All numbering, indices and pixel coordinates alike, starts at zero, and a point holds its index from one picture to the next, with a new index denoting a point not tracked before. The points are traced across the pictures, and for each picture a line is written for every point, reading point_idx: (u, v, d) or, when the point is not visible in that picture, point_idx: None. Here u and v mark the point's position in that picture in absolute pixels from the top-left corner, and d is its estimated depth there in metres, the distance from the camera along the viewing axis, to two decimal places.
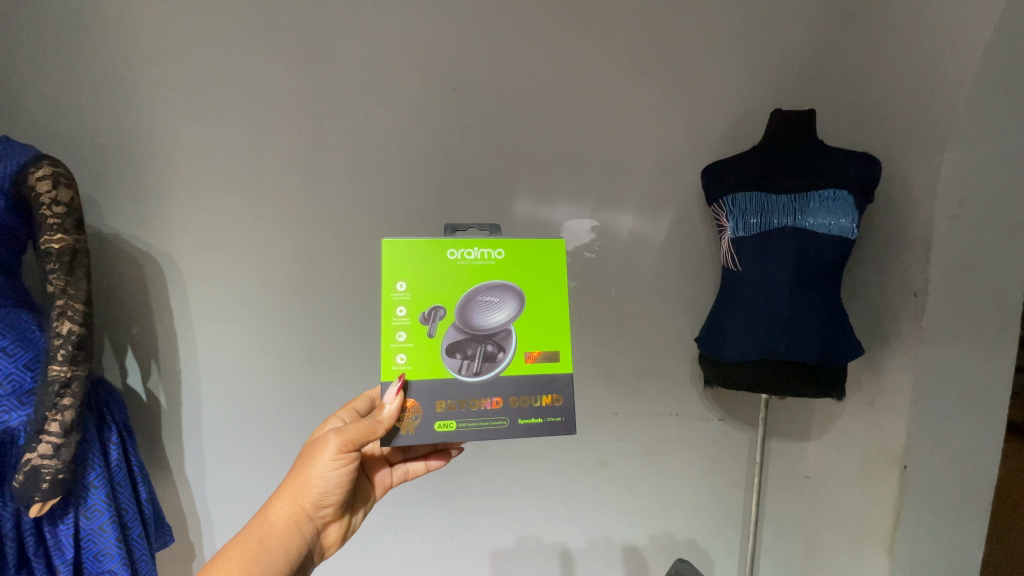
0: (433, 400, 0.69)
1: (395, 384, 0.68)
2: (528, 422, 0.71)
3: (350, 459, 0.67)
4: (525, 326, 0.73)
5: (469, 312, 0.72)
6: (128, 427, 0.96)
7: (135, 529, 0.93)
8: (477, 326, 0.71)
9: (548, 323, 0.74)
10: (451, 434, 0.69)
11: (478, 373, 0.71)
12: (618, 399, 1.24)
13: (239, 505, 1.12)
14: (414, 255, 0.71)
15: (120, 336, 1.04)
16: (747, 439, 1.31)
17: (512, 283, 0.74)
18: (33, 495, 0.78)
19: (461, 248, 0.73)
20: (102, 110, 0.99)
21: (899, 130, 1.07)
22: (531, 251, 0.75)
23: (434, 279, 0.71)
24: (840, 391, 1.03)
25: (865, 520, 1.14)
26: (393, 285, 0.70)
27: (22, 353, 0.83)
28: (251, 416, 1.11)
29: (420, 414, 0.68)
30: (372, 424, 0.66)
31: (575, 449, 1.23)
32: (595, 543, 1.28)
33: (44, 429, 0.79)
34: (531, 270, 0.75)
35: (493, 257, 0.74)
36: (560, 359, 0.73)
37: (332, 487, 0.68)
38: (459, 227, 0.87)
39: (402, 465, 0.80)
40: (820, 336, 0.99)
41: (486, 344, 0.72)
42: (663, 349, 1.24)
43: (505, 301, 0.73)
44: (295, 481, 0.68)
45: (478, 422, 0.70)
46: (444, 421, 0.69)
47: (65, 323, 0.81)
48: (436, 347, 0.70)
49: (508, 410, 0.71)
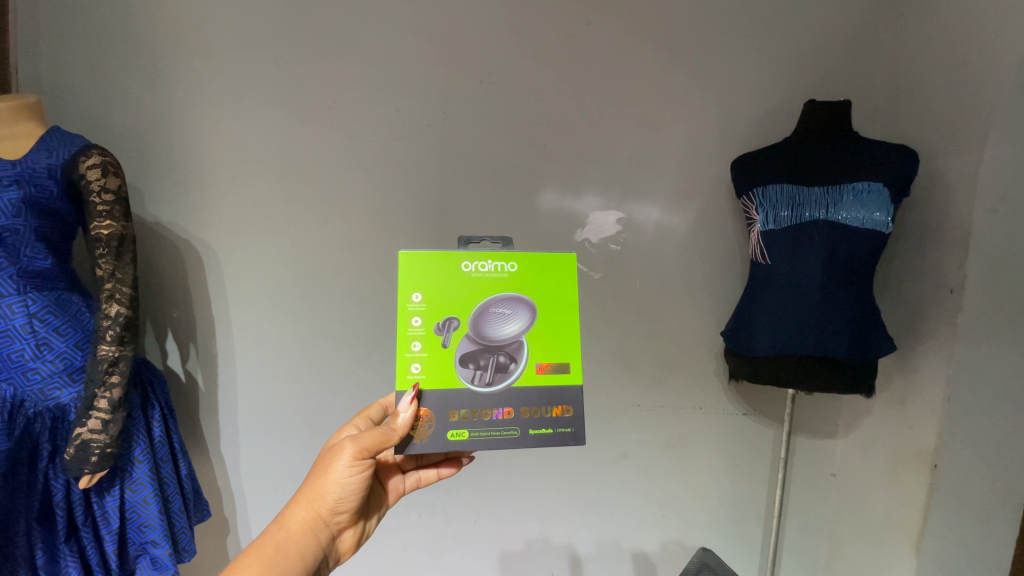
0: (445, 410, 0.70)
1: (408, 394, 0.69)
2: (538, 432, 0.72)
3: (365, 466, 0.69)
4: (535, 338, 0.74)
5: (481, 323, 0.73)
6: (169, 407, 1.00)
7: (175, 503, 0.98)
8: (490, 337, 0.73)
9: (559, 336, 0.75)
10: (464, 443, 0.70)
11: (494, 380, 0.72)
12: (641, 392, 1.24)
13: (271, 484, 1.17)
14: (428, 266, 0.73)
15: (162, 319, 1.08)
16: (771, 435, 1.30)
17: (521, 293, 0.74)
18: (82, 467, 0.82)
19: (475, 260, 0.74)
20: (146, 102, 1.02)
21: (938, 124, 1.04)
22: (542, 266, 0.75)
23: (447, 292, 0.73)
24: (869, 388, 1.01)
25: (891, 520, 1.12)
26: (408, 296, 0.71)
27: (73, 333, 0.87)
28: (280, 403, 1.14)
29: (433, 422, 0.70)
30: (387, 431, 0.67)
31: (597, 440, 1.24)
32: (603, 547, 1.30)
33: (94, 405, 0.83)
34: (543, 282, 0.76)
35: (507, 270, 0.75)
36: (569, 372, 0.74)
37: (347, 493, 0.69)
38: (472, 240, 0.85)
39: (414, 473, 0.81)
40: (850, 330, 0.97)
41: (499, 356, 0.73)
42: (688, 342, 1.24)
43: (515, 309, 0.74)
44: (311, 487, 0.69)
45: (491, 432, 0.71)
46: (458, 431, 0.70)
47: (113, 305, 0.86)
48: (449, 358, 0.71)
49: (519, 420, 0.72)
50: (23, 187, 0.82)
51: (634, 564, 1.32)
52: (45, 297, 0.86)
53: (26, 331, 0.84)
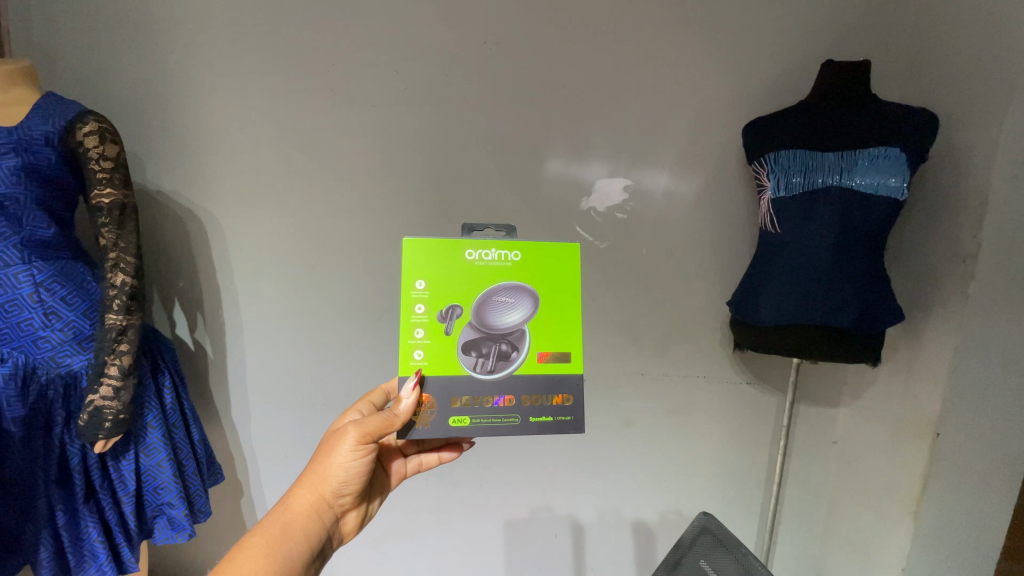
0: (447, 396, 0.71)
1: (411, 379, 0.69)
2: (538, 419, 0.72)
3: (368, 450, 0.70)
4: (538, 327, 0.74)
5: (484, 312, 0.72)
6: (180, 374, 1.01)
7: (189, 467, 1.00)
8: (492, 326, 0.72)
9: (561, 325, 0.74)
10: (467, 429, 0.71)
11: (499, 367, 0.72)
12: (645, 361, 1.25)
13: (281, 450, 1.19)
14: (432, 253, 0.72)
15: (167, 289, 1.09)
16: (774, 404, 1.30)
17: (523, 281, 0.74)
18: (96, 433, 0.84)
19: (479, 248, 0.73)
20: (140, 65, 1.00)
21: (959, 86, 1.00)
22: (546, 256, 0.75)
23: (451, 279, 0.72)
24: (874, 357, 1.01)
25: (891, 488, 1.14)
26: (412, 283, 0.71)
27: (79, 303, 0.88)
28: (287, 372, 1.16)
29: (435, 408, 0.70)
30: (389, 417, 0.68)
31: (600, 408, 1.26)
32: (604, 513, 1.33)
33: (105, 373, 0.84)
34: (545, 271, 0.75)
35: (511, 259, 0.74)
36: (570, 360, 0.74)
37: (351, 476, 0.70)
38: (477, 225, 0.83)
39: (415, 458, 0.82)
40: (858, 300, 0.96)
41: (501, 343, 0.72)
42: (693, 312, 1.23)
43: (515, 296, 0.73)
44: (316, 470, 0.70)
45: (492, 419, 0.71)
46: (462, 418, 0.71)
47: (118, 275, 0.86)
48: (453, 347, 0.71)
49: (519, 408, 0.72)
50: (21, 155, 0.81)
51: (636, 529, 1.35)
52: (50, 267, 0.86)
53: (34, 300, 0.84)
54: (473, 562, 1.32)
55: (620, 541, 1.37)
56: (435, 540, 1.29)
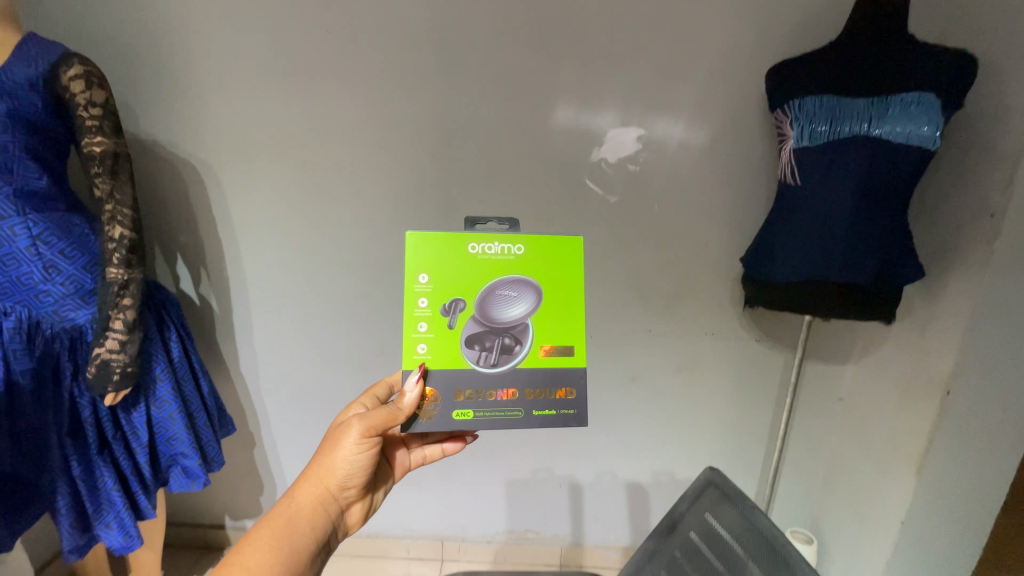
0: (450, 389, 0.69)
1: (415, 373, 0.68)
2: (542, 413, 0.70)
3: (372, 443, 0.70)
4: (542, 321, 0.71)
5: (488, 306, 0.70)
6: (186, 329, 1.01)
7: (200, 418, 1.01)
8: (495, 320, 0.70)
9: (566, 319, 0.72)
10: (470, 423, 0.69)
11: (503, 360, 0.70)
12: (652, 317, 1.23)
13: (291, 404, 1.21)
14: (435, 245, 0.70)
15: (170, 243, 1.08)
16: (782, 361, 1.26)
17: (528, 274, 0.71)
18: (106, 385, 0.84)
19: (482, 241, 0.71)
20: (123, 4, 0.94)
21: (1005, 25, 0.92)
22: (551, 247, 0.72)
23: (454, 272, 0.70)
24: (890, 316, 0.98)
25: (894, 445, 1.14)
26: (415, 277, 0.69)
27: (79, 256, 0.86)
28: (294, 328, 1.16)
29: (438, 402, 0.69)
30: (393, 410, 0.68)
31: (605, 363, 1.27)
32: (607, 464, 1.36)
33: (109, 326, 0.84)
34: (550, 263, 0.72)
35: (514, 252, 0.71)
36: (573, 355, 0.72)
37: (355, 469, 0.70)
38: (479, 220, 0.80)
39: (418, 451, 0.82)
40: (878, 256, 0.93)
41: (503, 337, 0.71)
42: (704, 268, 1.20)
43: (519, 289, 0.71)
44: (321, 463, 0.71)
45: (497, 413, 0.70)
46: (465, 411, 0.69)
47: (116, 227, 0.84)
48: (456, 340, 0.70)
49: (523, 401, 0.70)
50: (5, 100, 0.78)
51: (638, 479, 1.38)
52: (45, 219, 0.83)
53: (32, 253, 0.82)
54: (478, 507, 1.39)
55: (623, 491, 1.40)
56: (442, 487, 1.37)
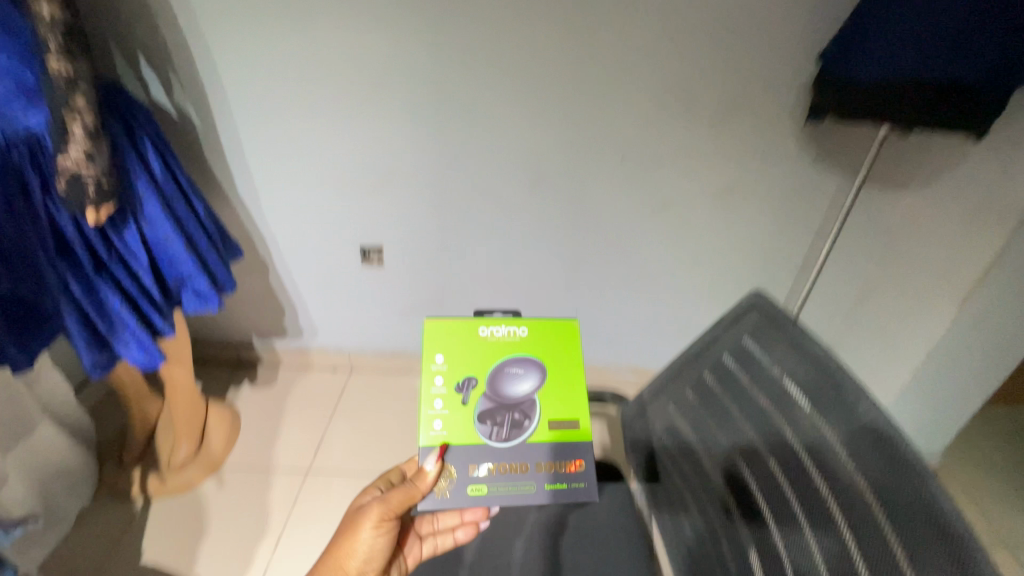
0: (465, 464, 0.58)
1: (434, 454, 0.57)
2: (554, 487, 0.58)
3: (391, 526, 0.59)
4: (556, 396, 0.60)
5: (497, 381, 0.59)
6: (164, 144, 0.89)
7: (200, 242, 0.94)
8: (503, 394, 0.59)
9: (574, 387, 0.60)
10: (479, 501, 0.58)
11: (521, 430, 0.59)
12: (700, 136, 0.98)
13: (300, 230, 1.14)
14: (440, 340, 0.60)
15: (125, 39, 0.90)
16: (841, 186, 1.01)
17: (536, 358, 0.60)
18: (83, 202, 0.74)
19: (491, 324, 0.61)
20: None
21: None
22: (555, 331, 0.61)
23: (462, 355, 0.59)
24: (981, 128, 0.75)
25: (944, 273, 1.06)
26: (430, 356, 0.59)
27: (5, 38, 0.67)
28: (288, 145, 1.02)
29: (453, 476, 0.58)
30: (410, 489, 0.57)
31: (637, 190, 1.05)
32: (630, 298, 1.21)
33: (68, 133, 0.71)
34: (553, 348, 0.61)
35: (518, 335, 0.61)
36: (580, 426, 0.60)
37: (374, 553, 0.59)
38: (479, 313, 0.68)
39: (430, 537, 0.67)
40: (992, 36, 0.67)
41: (514, 412, 0.59)
42: (771, 64, 0.89)
43: (529, 367, 0.60)
44: (329, 561, 0.58)
45: (511, 488, 0.58)
46: (477, 489, 0.58)
47: (43, 3, 0.68)
48: (469, 420, 0.59)
49: (534, 474, 0.58)
50: None
51: (661, 318, 1.25)
52: None
53: None
54: None
55: (647, 330, 1.27)
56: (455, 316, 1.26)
